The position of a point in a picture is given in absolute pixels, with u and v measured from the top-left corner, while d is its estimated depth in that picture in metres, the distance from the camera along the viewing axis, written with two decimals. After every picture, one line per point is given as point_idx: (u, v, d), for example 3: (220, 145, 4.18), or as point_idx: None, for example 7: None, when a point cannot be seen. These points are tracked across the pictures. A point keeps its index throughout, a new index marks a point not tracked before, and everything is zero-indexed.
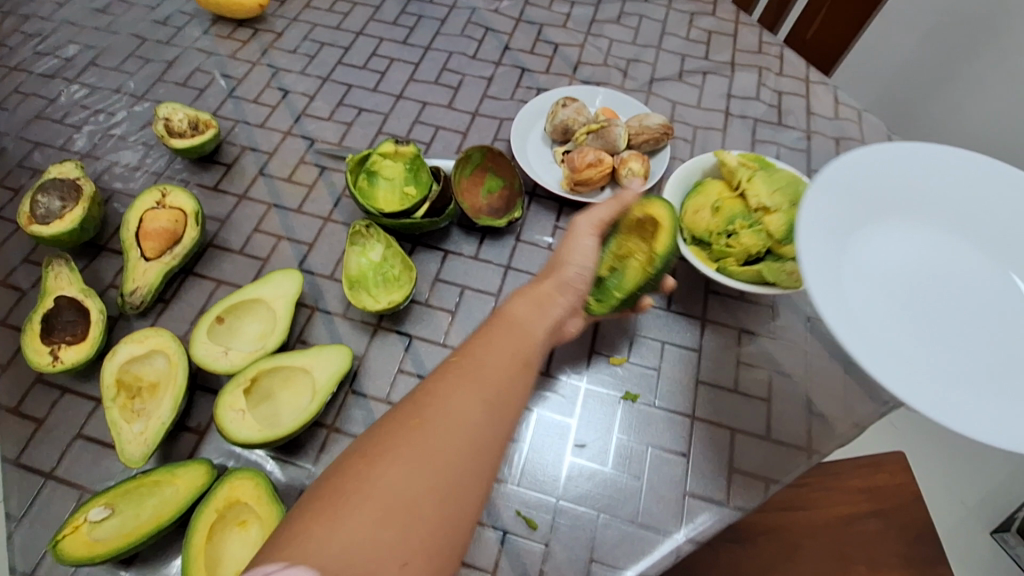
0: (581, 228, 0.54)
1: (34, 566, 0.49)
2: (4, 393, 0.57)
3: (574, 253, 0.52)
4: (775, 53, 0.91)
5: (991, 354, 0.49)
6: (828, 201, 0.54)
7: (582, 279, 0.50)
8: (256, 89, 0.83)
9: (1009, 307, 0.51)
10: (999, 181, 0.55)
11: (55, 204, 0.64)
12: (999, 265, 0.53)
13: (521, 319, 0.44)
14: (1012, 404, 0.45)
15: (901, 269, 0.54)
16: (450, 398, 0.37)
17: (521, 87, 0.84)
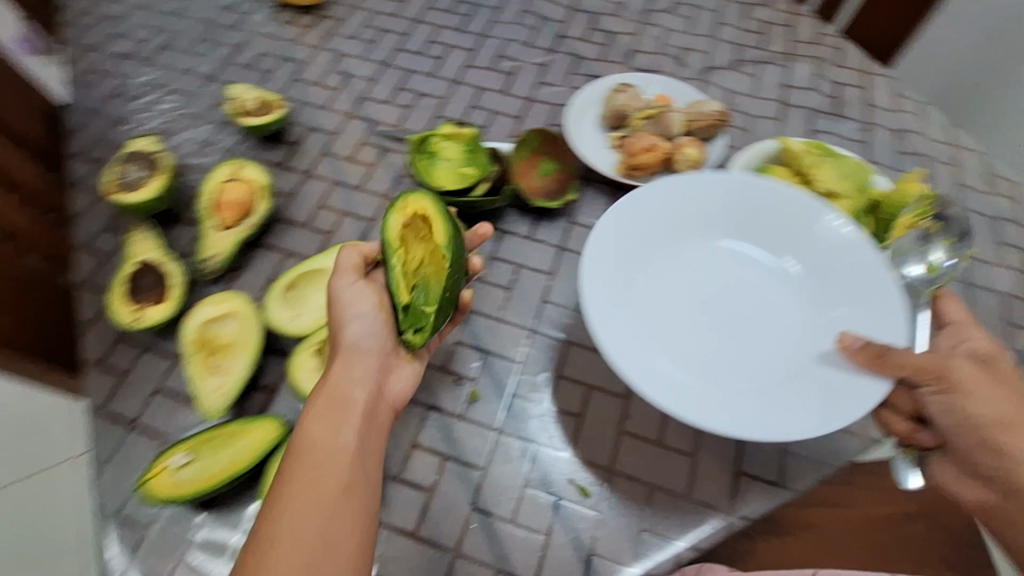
0: (346, 275, 0.53)
1: (121, 505, 0.53)
2: (91, 348, 0.62)
3: (348, 302, 0.52)
4: (833, 44, 0.89)
5: (759, 364, 0.51)
6: (612, 238, 0.55)
7: (360, 329, 0.51)
8: (320, 72, 0.85)
9: (790, 318, 0.54)
10: (775, 196, 0.58)
11: (139, 173, 0.69)
12: (782, 271, 0.56)
13: (321, 444, 0.45)
14: (808, 405, 0.48)
15: (677, 295, 0.56)
16: (303, 477, 0.43)
17: (576, 75, 0.85)
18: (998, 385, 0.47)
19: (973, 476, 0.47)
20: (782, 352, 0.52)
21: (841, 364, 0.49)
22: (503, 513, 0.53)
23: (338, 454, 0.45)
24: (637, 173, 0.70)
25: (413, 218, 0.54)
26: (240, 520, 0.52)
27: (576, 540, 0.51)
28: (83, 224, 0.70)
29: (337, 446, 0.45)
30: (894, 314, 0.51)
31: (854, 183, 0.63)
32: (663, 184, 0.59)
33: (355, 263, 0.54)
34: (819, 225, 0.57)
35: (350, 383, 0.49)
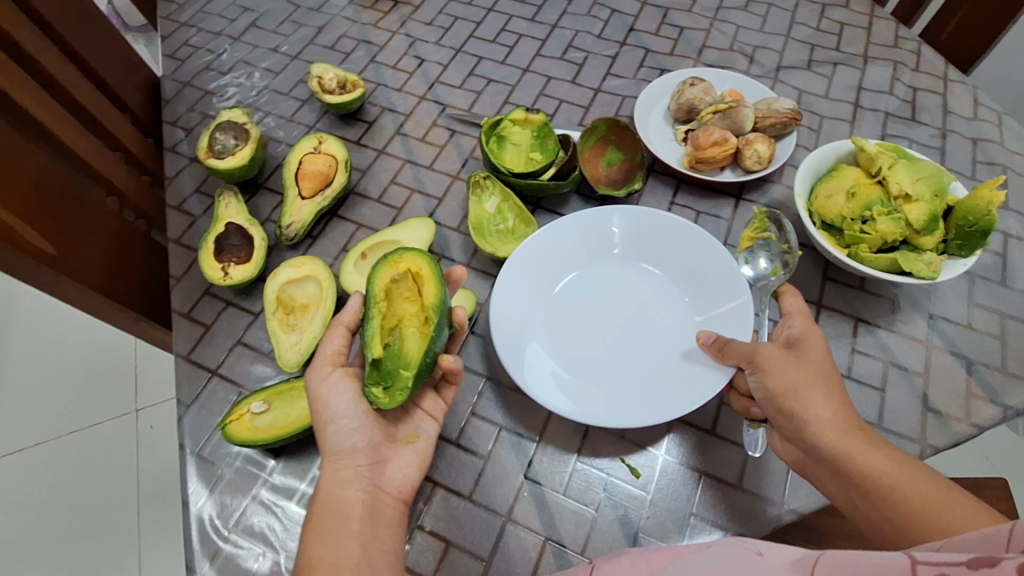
0: (320, 369, 0.50)
1: (200, 444, 0.57)
2: (178, 300, 0.66)
3: (331, 395, 0.49)
4: (911, 49, 0.86)
5: (644, 369, 0.56)
6: (527, 267, 0.61)
7: (349, 420, 0.49)
8: (395, 56, 0.88)
9: (671, 328, 0.58)
10: (639, 231, 0.63)
11: (230, 141, 0.73)
12: (678, 297, 0.60)
13: (322, 560, 0.43)
14: (665, 398, 0.53)
15: (587, 317, 0.60)
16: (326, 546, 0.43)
17: (644, 68, 0.86)
18: (793, 363, 0.50)
19: (786, 438, 0.50)
20: (661, 365, 0.56)
21: (706, 362, 0.55)
22: (552, 484, 0.55)
23: (340, 563, 0.42)
24: (702, 166, 0.71)
25: (404, 275, 0.53)
26: (310, 467, 0.56)
27: (624, 516, 0.53)
28: (174, 187, 0.75)
29: (342, 555, 0.43)
30: (742, 321, 0.56)
31: (931, 187, 0.61)
32: (566, 222, 0.63)
33: (337, 352, 0.51)
34: (711, 247, 0.61)
35: (343, 486, 0.47)
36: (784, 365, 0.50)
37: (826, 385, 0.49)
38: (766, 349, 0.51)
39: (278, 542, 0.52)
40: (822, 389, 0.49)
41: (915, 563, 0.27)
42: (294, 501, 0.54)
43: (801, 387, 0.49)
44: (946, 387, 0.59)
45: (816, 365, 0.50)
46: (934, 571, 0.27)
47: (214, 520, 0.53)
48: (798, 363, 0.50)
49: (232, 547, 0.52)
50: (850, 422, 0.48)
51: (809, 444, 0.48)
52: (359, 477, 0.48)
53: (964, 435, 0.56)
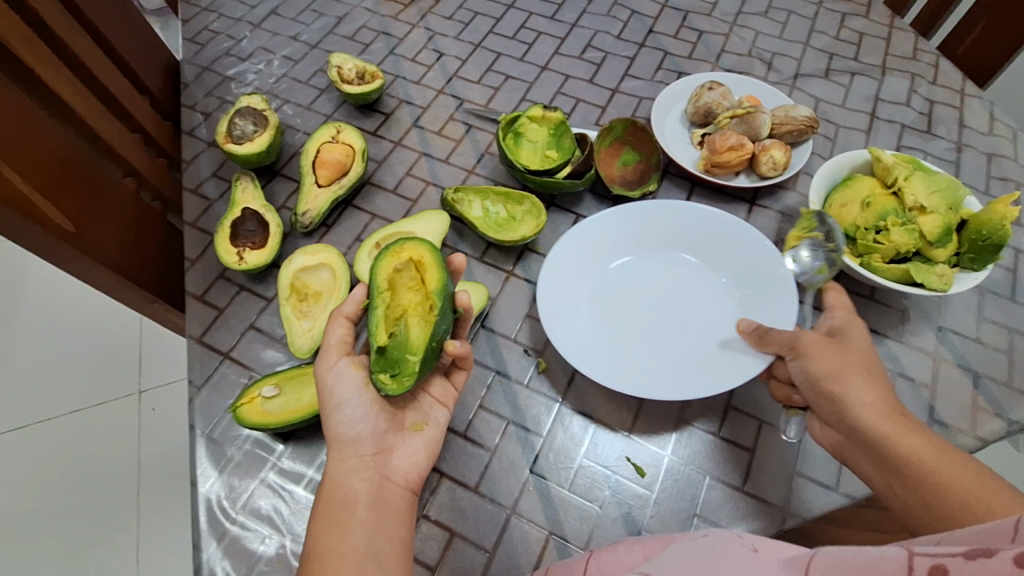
0: (327, 357, 0.50)
1: (211, 425, 0.58)
2: (192, 282, 0.67)
3: (337, 384, 0.49)
4: (929, 61, 0.86)
5: (689, 349, 0.58)
6: (581, 248, 0.62)
7: (358, 408, 0.49)
8: (414, 49, 0.89)
9: (711, 308, 0.60)
10: (682, 220, 0.64)
11: (249, 127, 0.73)
12: (715, 281, 0.62)
13: (330, 547, 0.42)
14: (710, 372, 0.55)
15: (634, 300, 0.61)
16: (326, 533, 0.43)
17: (662, 70, 0.86)
18: (835, 351, 0.51)
19: (827, 422, 0.51)
20: (702, 345, 0.58)
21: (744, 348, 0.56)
22: (557, 478, 0.55)
23: (347, 550, 0.42)
24: (717, 170, 0.71)
25: (406, 264, 0.53)
26: (318, 453, 0.56)
27: (627, 513, 0.53)
28: (191, 170, 0.76)
29: (348, 542, 0.43)
30: (786, 306, 0.57)
31: (946, 200, 0.61)
32: (623, 210, 0.64)
33: (342, 341, 0.51)
34: (747, 235, 0.62)
35: (349, 474, 0.47)
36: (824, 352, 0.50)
37: (866, 375, 0.49)
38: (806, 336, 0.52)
39: (284, 525, 0.53)
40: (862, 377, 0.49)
41: (912, 554, 0.28)
42: (301, 486, 0.55)
43: (840, 374, 0.49)
44: (952, 399, 0.59)
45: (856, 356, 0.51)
46: (930, 563, 0.27)
47: (222, 501, 0.54)
48: (840, 352, 0.51)
49: (238, 528, 0.53)
50: (892, 411, 0.48)
51: (849, 426, 0.48)
52: (366, 466, 0.48)
53: (969, 447, 0.57)
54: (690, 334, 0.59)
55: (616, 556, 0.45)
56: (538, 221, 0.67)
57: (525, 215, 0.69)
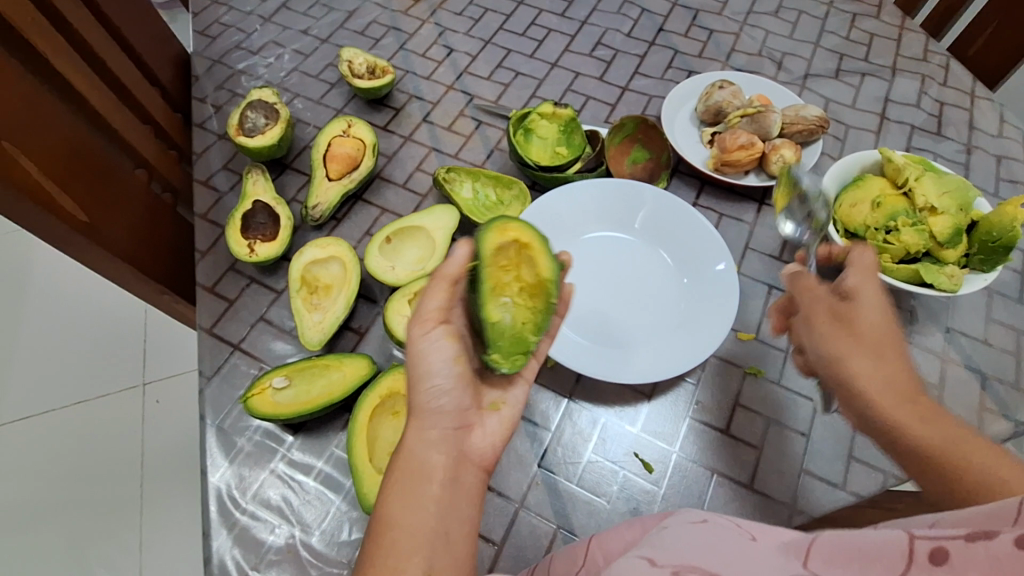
0: (422, 324, 0.44)
1: (221, 416, 0.58)
2: (203, 274, 0.67)
3: (427, 354, 0.44)
4: (940, 63, 0.86)
5: (636, 325, 0.60)
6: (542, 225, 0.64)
7: (443, 379, 0.44)
8: (425, 44, 0.89)
9: (655, 286, 0.62)
10: (633, 199, 0.66)
11: (260, 120, 0.73)
12: (659, 260, 0.64)
13: (401, 524, 0.37)
14: (656, 348, 0.58)
15: (589, 277, 0.63)
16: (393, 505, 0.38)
17: (672, 68, 0.86)
18: (841, 317, 0.47)
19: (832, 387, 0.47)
20: (647, 321, 0.60)
21: (687, 326, 0.59)
22: (566, 473, 0.55)
23: (415, 530, 0.37)
24: (727, 169, 0.71)
25: (509, 242, 0.51)
26: (328, 445, 0.56)
27: (635, 509, 0.54)
28: (202, 163, 0.76)
29: (416, 521, 0.38)
30: (726, 285, 0.60)
31: (956, 201, 0.61)
32: (582, 188, 0.66)
33: (439, 307, 0.45)
34: (710, 235, 0.63)
35: (427, 445, 0.41)
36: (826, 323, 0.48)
37: (874, 346, 0.45)
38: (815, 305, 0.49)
39: (294, 515, 0.53)
40: (868, 344, 0.45)
41: (912, 536, 0.28)
42: (311, 477, 0.55)
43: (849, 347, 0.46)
44: (959, 400, 0.59)
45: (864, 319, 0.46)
46: (929, 544, 0.27)
47: (232, 491, 0.54)
48: (846, 317, 0.47)
49: (248, 518, 0.53)
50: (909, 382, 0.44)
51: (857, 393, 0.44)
52: (445, 438, 0.42)
53: None
54: (648, 325, 0.59)
55: (615, 536, 0.45)
56: (525, 206, 0.69)
57: (513, 200, 0.71)
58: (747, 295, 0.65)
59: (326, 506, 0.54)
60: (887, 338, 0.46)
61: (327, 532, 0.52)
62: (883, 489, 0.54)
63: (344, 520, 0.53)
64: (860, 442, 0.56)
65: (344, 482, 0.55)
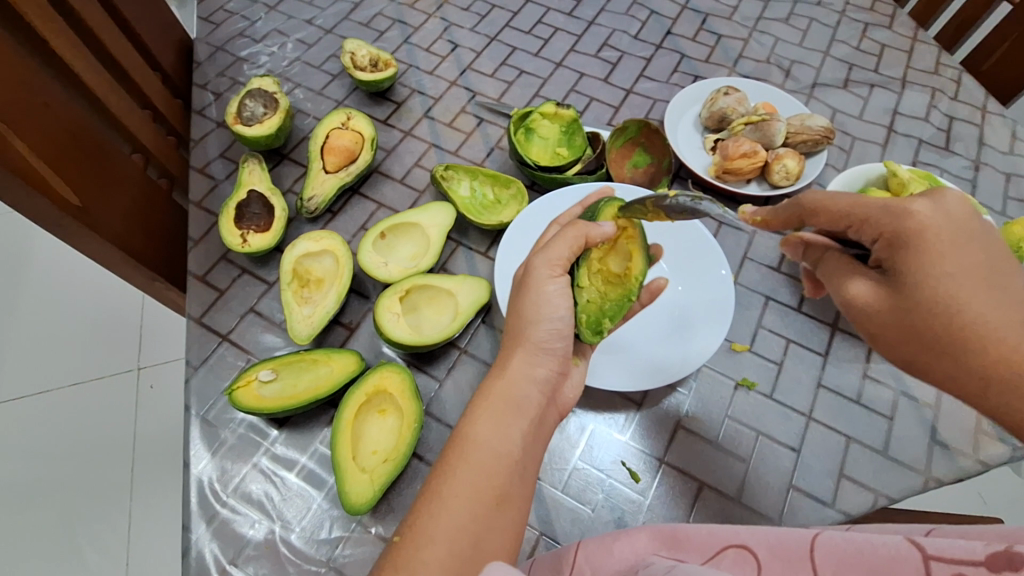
0: (548, 273, 0.48)
1: (206, 408, 0.58)
2: (194, 262, 0.66)
3: (550, 306, 0.47)
4: (951, 76, 0.85)
5: (634, 330, 0.58)
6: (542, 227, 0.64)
7: (559, 335, 0.48)
8: (430, 38, 0.88)
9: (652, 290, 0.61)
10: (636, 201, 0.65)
11: (259, 109, 0.73)
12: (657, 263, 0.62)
13: (487, 445, 0.41)
14: (656, 355, 0.57)
15: None
16: (486, 427, 0.42)
17: (678, 72, 0.85)
18: (889, 305, 0.44)
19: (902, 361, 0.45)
20: (647, 327, 0.59)
21: (685, 337, 0.58)
22: (552, 480, 0.54)
23: (495, 452, 0.41)
24: (729, 177, 0.70)
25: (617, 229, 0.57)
26: (312, 441, 0.56)
27: (620, 520, 0.53)
28: (199, 150, 0.76)
29: (500, 444, 0.42)
30: (723, 295, 0.59)
31: None
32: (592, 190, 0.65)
33: (561, 260, 0.49)
34: (712, 246, 0.62)
35: (529, 381, 0.45)
36: (880, 316, 0.44)
37: (955, 328, 0.41)
38: (851, 299, 0.46)
39: (274, 511, 0.53)
40: (944, 341, 0.41)
41: (928, 560, 0.34)
42: (293, 473, 0.54)
43: (925, 341, 0.42)
44: (955, 421, 0.58)
45: (926, 304, 0.42)
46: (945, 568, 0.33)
47: (213, 484, 0.54)
48: (896, 309, 0.43)
49: (228, 511, 0.52)
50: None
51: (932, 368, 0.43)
52: (546, 381, 0.47)
53: (970, 472, 0.56)
54: (645, 329, 0.58)
55: (606, 549, 0.45)
56: (522, 206, 0.68)
57: (510, 200, 0.70)
58: (742, 306, 0.64)
59: (307, 502, 0.53)
60: (967, 306, 0.41)
61: (306, 530, 0.52)
62: (872, 510, 0.54)
63: (324, 518, 0.52)
64: (851, 460, 0.56)
65: (326, 479, 0.54)
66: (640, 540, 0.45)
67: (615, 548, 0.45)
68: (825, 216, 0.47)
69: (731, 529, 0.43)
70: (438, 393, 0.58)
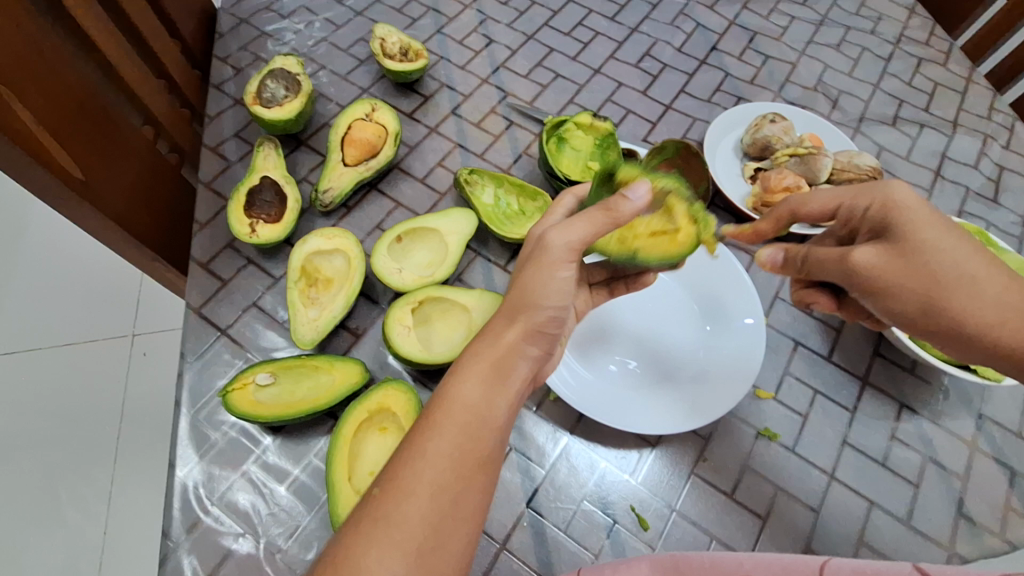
0: (557, 260, 0.41)
1: (198, 406, 0.54)
2: (198, 248, 0.63)
3: (547, 291, 0.41)
4: (1003, 123, 0.81)
5: (656, 371, 0.55)
6: None
7: (553, 320, 0.42)
8: (464, 30, 0.84)
9: (679, 329, 0.58)
10: None
11: (280, 91, 0.69)
12: (686, 300, 0.60)
13: (463, 402, 0.36)
14: (677, 400, 0.54)
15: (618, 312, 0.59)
16: (466, 389, 0.36)
17: (721, 92, 0.81)
18: (899, 264, 0.43)
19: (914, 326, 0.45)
20: (669, 371, 0.55)
21: (711, 384, 0.54)
22: (555, 518, 0.51)
23: (478, 411, 0.36)
24: None
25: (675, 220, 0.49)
26: (306, 453, 0.53)
27: None
28: (213, 128, 0.72)
29: (487, 408, 0.36)
30: (753, 341, 0.55)
31: None
32: None
33: (575, 246, 0.41)
34: (745, 286, 0.58)
35: (521, 358, 0.39)
36: (893, 278, 0.44)
37: (965, 281, 0.42)
38: (862, 267, 0.44)
39: (260, 526, 0.49)
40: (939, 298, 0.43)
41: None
42: (284, 486, 0.51)
43: (935, 291, 0.43)
44: (983, 495, 0.55)
45: (927, 254, 0.43)
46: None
47: (198, 490, 0.51)
48: (909, 265, 0.43)
49: (212, 521, 0.49)
50: (1003, 277, 0.43)
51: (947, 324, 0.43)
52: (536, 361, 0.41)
53: (996, 550, 0.53)
54: (655, 351, 0.57)
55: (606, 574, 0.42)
56: None
57: (535, 213, 0.66)
58: (770, 349, 0.61)
59: (295, 519, 0.50)
60: (962, 259, 0.42)
61: (290, 550, 0.49)
62: None
63: (311, 539, 0.49)
64: (872, 526, 0.53)
65: (317, 496, 0.51)
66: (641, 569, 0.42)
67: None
68: (814, 207, 0.49)
69: (734, 558, 0.41)
70: None
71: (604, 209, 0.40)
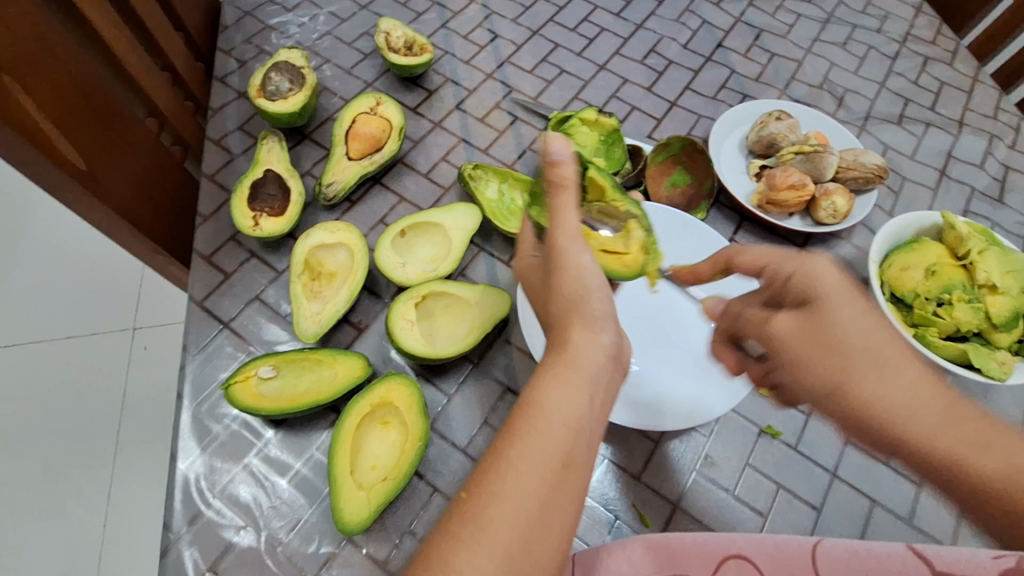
0: (569, 242, 0.42)
1: (201, 398, 0.54)
2: (201, 241, 0.63)
3: (580, 274, 0.41)
4: (1009, 123, 0.80)
5: (661, 367, 0.55)
6: None
7: (607, 302, 0.41)
8: (469, 25, 0.83)
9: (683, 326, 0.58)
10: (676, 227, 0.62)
11: (284, 84, 0.68)
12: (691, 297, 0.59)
13: (551, 409, 0.35)
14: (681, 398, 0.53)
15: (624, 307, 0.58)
16: (550, 397, 0.35)
17: (726, 89, 0.81)
18: (812, 338, 0.43)
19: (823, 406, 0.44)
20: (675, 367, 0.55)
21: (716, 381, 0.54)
22: None
23: (568, 421, 0.35)
24: (772, 209, 0.66)
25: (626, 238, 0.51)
26: (308, 446, 0.53)
27: None
28: (217, 121, 0.72)
29: (577, 412, 0.35)
30: None
31: (1020, 283, 0.56)
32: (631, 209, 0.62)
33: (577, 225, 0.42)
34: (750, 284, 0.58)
35: (598, 356, 0.38)
36: (802, 352, 0.43)
37: (873, 366, 0.41)
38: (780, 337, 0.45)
39: (262, 518, 0.49)
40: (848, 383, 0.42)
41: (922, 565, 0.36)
42: (286, 480, 0.51)
43: (843, 372, 0.42)
44: None
45: (839, 335, 0.42)
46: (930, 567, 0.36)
47: (200, 482, 0.51)
48: (818, 342, 0.42)
49: (214, 513, 0.49)
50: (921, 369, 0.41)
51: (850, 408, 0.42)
52: (615, 347, 0.39)
53: None
54: (660, 347, 0.56)
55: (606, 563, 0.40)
56: None
57: None
58: None
59: (297, 512, 0.50)
60: (870, 348, 0.41)
61: (291, 543, 0.49)
62: None
63: (312, 532, 0.49)
64: (874, 526, 0.53)
65: (319, 490, 0.51)
66: (636, 553, 0.41)
67: (612, 566, 0.40)
68: (749, 259, 0.48)
69: (727, 537, 0.40)
70: (444, 410, 0.55)
71: (557, 187, 0.42)
